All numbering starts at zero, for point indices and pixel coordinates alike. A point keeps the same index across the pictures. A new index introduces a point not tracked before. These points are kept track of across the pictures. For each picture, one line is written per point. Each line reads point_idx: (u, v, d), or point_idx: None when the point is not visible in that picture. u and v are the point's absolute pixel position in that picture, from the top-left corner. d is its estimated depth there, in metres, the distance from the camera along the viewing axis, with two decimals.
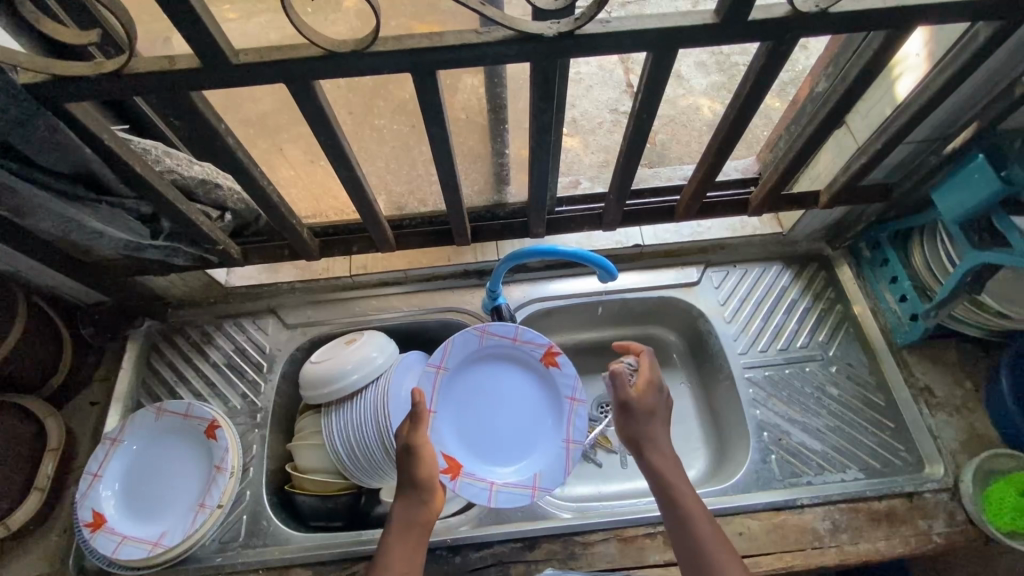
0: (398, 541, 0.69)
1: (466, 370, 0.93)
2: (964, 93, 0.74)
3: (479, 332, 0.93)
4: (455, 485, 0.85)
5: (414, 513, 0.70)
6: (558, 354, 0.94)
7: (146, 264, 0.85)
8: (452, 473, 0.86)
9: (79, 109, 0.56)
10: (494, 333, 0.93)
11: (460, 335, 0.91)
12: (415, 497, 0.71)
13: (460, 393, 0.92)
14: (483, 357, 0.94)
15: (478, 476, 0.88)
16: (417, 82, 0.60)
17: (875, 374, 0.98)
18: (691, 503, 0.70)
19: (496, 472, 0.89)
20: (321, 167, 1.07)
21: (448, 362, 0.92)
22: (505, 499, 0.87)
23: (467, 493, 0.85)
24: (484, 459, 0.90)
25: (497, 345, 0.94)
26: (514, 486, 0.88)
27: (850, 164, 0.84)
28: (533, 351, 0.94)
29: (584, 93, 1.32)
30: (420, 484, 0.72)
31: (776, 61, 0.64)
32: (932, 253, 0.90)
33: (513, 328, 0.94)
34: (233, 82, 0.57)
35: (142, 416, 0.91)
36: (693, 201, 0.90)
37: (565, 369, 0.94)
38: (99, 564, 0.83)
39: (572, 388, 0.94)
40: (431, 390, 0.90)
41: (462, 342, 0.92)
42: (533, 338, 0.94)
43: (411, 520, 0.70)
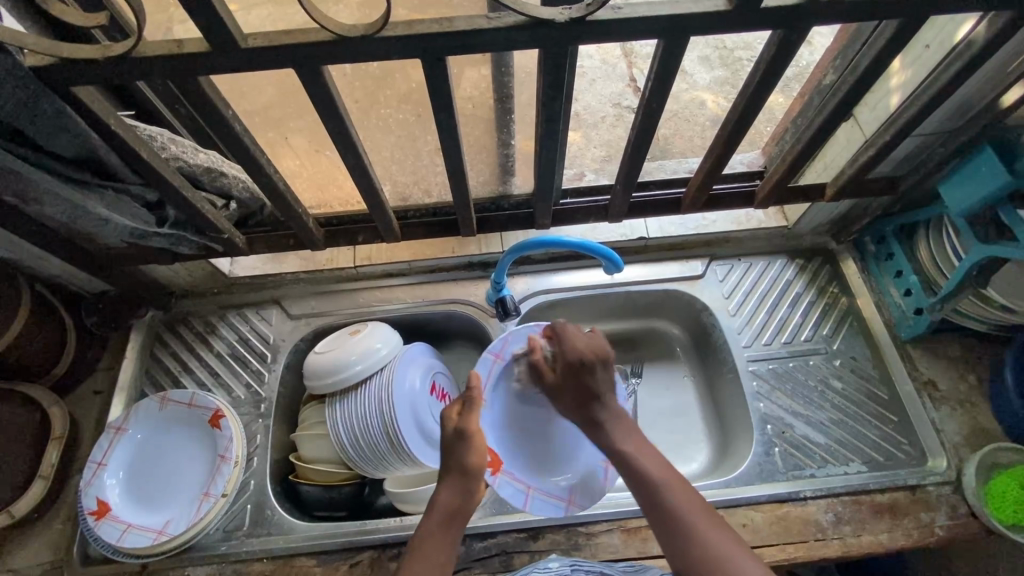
0: (439, 528, 0.67)
1: None
2: (973, 85, 0.73)
3: (542, 330, 0.92)
4: (495, 480, 0.84)
5: (458, 500, 0.68)
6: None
7: (149, 251, 0.84)
8: (494, 469, 0.84)
9: (83, 92, 0.56)
10: None
11: (525, 328, 0.90)
12: (459, 483, 0.70)
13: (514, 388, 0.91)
14: None
15: (515, 476, 0.86)
16: (427, 69, 0.60)
17: (878, 368, 0.98)
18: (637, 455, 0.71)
19: (533, 475, 0.88)
20: (326, 158, 1.07)
21: (507, 353, 0.90)
22: (539, 506, 0.85)
23: (503, 492, 0.84)
24: (524, 460, 0.89)
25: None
26: (549, 495, 0.86)
27: (858, 156, 0.84)
28: None
29: (587, 87, 1.33)
30: (467, 471, 0.70)
31: (788, 51, 0.63)
32: (938, 246, 0.90)
33: None
34: (242, 68, 0.56)
35: (146, 405, 0.91)
36: (699, 193, 0.89)
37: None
38: (104, 551, 0.83)
39: None
40: (486, 378, 0.89)
41: (524, 336, 0.90)
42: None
43: (456, 508, 0.68)
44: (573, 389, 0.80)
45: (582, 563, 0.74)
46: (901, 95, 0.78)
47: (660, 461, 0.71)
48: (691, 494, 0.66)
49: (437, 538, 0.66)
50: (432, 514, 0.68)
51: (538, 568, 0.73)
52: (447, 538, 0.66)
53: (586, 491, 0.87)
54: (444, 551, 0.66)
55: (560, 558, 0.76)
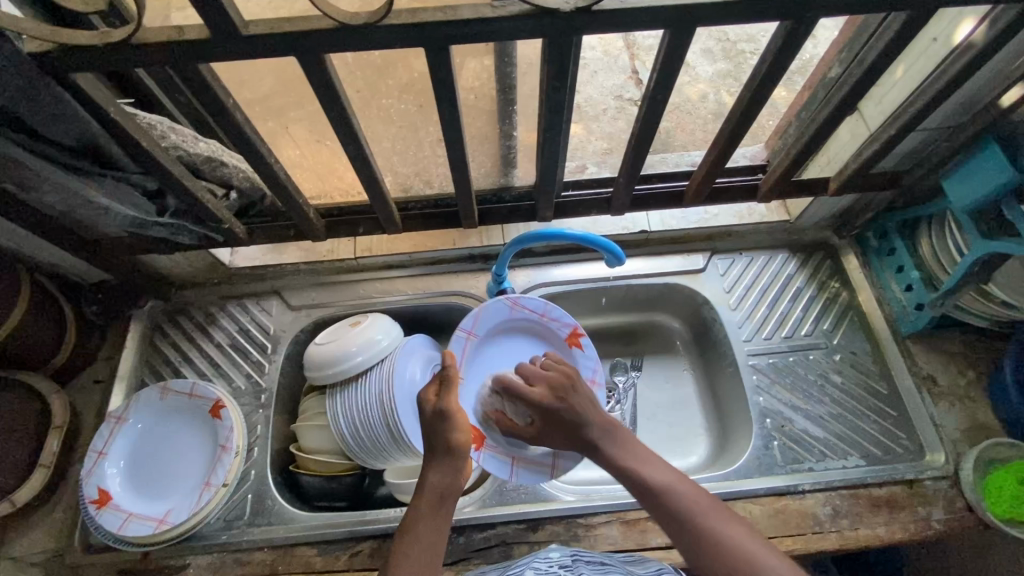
0: (429, 508, 0.67)
1: (494, 339, 0.93)
2: (980, 79, 0.73)
3: (509, 304, 0.93)
4: (479, 457, 0.85)
5: (447, 482, 0.69)
6: (582, 336, 0.95)
7: (150, 241, 0.84)
8: (477, 445, 0.85)
9: (83, 79, 0.55)
10: (524, 306, 0.93)
11: (494, 303, 0.91)
12: (448, 463, 0.70)
13: (487, 362, 0.93)
14: (510, 329, 0.94)
15: (500, 449, 0.87)
16: (430, 58, 0.59)
17: (878, 363, 0.98)
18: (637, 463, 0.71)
19: (519, 446, 0.88)
20: (327, 147, 1.07)
21: (478, 330, 0.91)
22: (524, 476, 0.86)
23: (489, 466, 0.85)
24: (506, 431, 0.89)
25: (525, 321, 0.95)
26: (535, 464, 0.87)
27: (862, 151, 0.83)
28: (558, 329, 0.95)
29: (589, 78, 1.32)
30: (454, 450, 0.70)
31: (795, 42, 0.63)
32: (940, 242, 0.90)
33: (542, 304, 0.94)
34: (244, 55, 0.56)
35: (146, 394, 0.91)
36: (703, 185, 0.89)
37: (587, 351, 0.95)
38: (105, 539, 0.84)
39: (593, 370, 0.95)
40: (460, 356, 0.89)
41: (494, 310, 0.91)
42: (560, 316, 0.94)
43: (445, 490, 0.68)
44: (562, 435, 0.78)
45: (583, 553, 0.74)
46: (907, 88, 0.78)
47: (661, 464, 0.71)
48: (697, 492, 0.67)
49: (427, 519, 0.66)
50: (422, 497, 0.68)
51: (539, 559, 0.73)
52: (437, 519, 0.66)
53: (568, 457, 0.87)
54: (437, 532, 0.66)
55: (562, 549, 0.76)
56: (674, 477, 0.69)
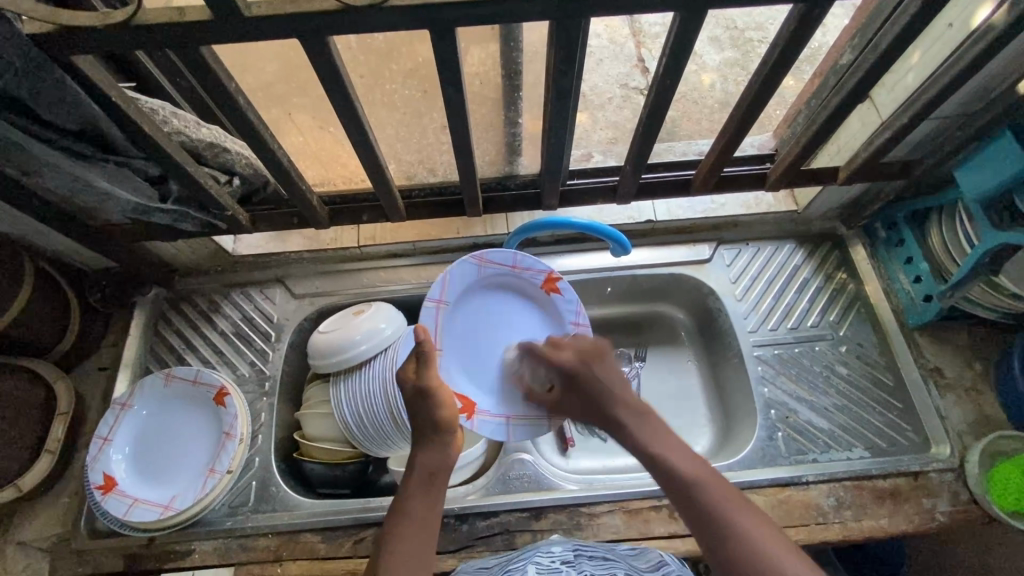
0: (421, 488, 0.66)
1: (466, 301, 0.86)
2: (997, 66, 0.71)
3: (476, 261, 0.84)
4: (472, 424, 0.82)
5: (436, 460, 0.68)
6: (559, 281, 0.89)
7: (154, 228, 0.84)
8: (467, 412, 0.81)
9: (83, 61, 0.54)
10: (492, 260, 0.85)
11: (459, 264, 0.82)
12: (438, 442, 0.69)
13: (461, 327, 0.85)
14: (481, 287, 0.87)
15: (492, 410, 0.84)
16: (435, 41, 0.58)
17: (885, 355, 0.97)
18: (664, 446, 0.68)
19: (510, 405, 0.86)
20: (329, 134, 1.06)
21: (448, 297, 0.83)
22: (522, 433, 0.85)
23: (484, 430, 0.83)
24: (494, 391, 0.86)
25: (498, 274, 0.87)
26: (530, 420, 0.85)
27: (873, 140, 0.82)
28: (533, 278, 0.88)
29: (594, 66, 1.30)
30: (443, 428, 0.69)
31: (808, 26, 0.61)
32: (950, 233, 0.89)
33: (511, 255, 0.86)
34: (245, 37, 0.54)
35: (150, 381, 0.91)
36: (711, 174, 0.87)
37: (567, 294, 0.89)
38: (111, 524, 0.84)
39: (575, 312, 0.90)
40: (434, 327, 0.82)
41: (460, 273, 0.83)
42: (534, 265, 0.87)
43: (435, 468, 0.67)
44: (581, 404, 0.79)
45: (584, 546, 0.72)
46: (922, 74, 0.76)
47: (687, 453, 0.67)
48: (722, 485, 0.62)
49: (419, 497, 0.66)
50: (412, 477, 0.67)
51: (540, 552, 0.70)
52: (429, 496, 0.66)
53: None
54: (431, 509, 0.65)
55: (564, 543, 0.73)
56: (698, 466, 0.65)
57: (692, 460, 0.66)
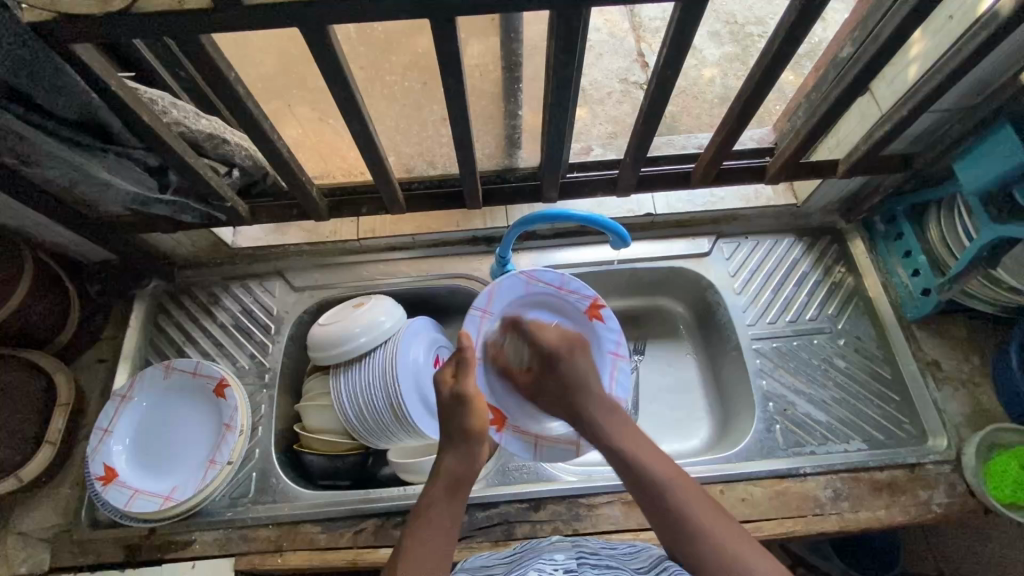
0: (444, 494, 0.68)
1: (510, 315, 0.88)
2: (998, 58, 0.71)
3: (525, 278, 0.88)
4: (500, 437, 0.86)
5: (461, 467, 0.70)
6: (602, 308, 0.91)
7: (153, 219, 0.84)
8: (498, 425, 0.85)
9: (82, 50, 0.54)
10: (541, 279, 0.88)
11: (508, 278, 0.86)
12: (462, 450, 0.72)
13: (504, 342, 0.88)
14: (528, 304, 0.89)
15: (520, 428, 0.87)
16: (436, 31, 0.58)
17: (883, 348, 0.98)
18: (635, 447, 0.72)
19: (539, 424, 0.88)
20: (329, 126, 1.06)
21: (493, 307, 0.86)
22: (549, 454, 0.87)
23: (511, 447, 0.86)
24: (526, 410, 0.88)
25: (545, 294, 0.90)
26: (557, 440, 0.87)
27: (873, 133, 0.82)
28: (578, 302, 0.91)
29: (594, 61, 1.30)
30: (470, 435, 0.72)
31: (808, 17, 0.61)
32: (948, 227, 0.89)
33: (559, 276, 0.89)
34: (244, 25, 0.54)
35: (150, 373, 0.91)
36: (711, 166, 0.87)
37: (609, 322, 0.92)
38: (112, 515, 0.85)
39: (615, 343, 0.92)
40: (476, 336, 0.85)
41: (508, 286, 0.86)
42: (580, 289, 0.90)
43: (459, 475, 0.70)
44: (556, 390, 0.83)
45: (587, 553, 0.69)
46: (923, 66, 0.76)
47: (660, 455, 0.71)
48: (690, 486, 0.67)
49: (442, 503, 0.67)
50: (436, 483, 0.69)
51: (542, 559, 0.67)
52: (451, 502, 0.67)
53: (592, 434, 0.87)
54: (451, 516, 0.66)
55: (566, 549, 0.70)
56: (668, 469, 0.69)
57: (663, 462, 0.70)
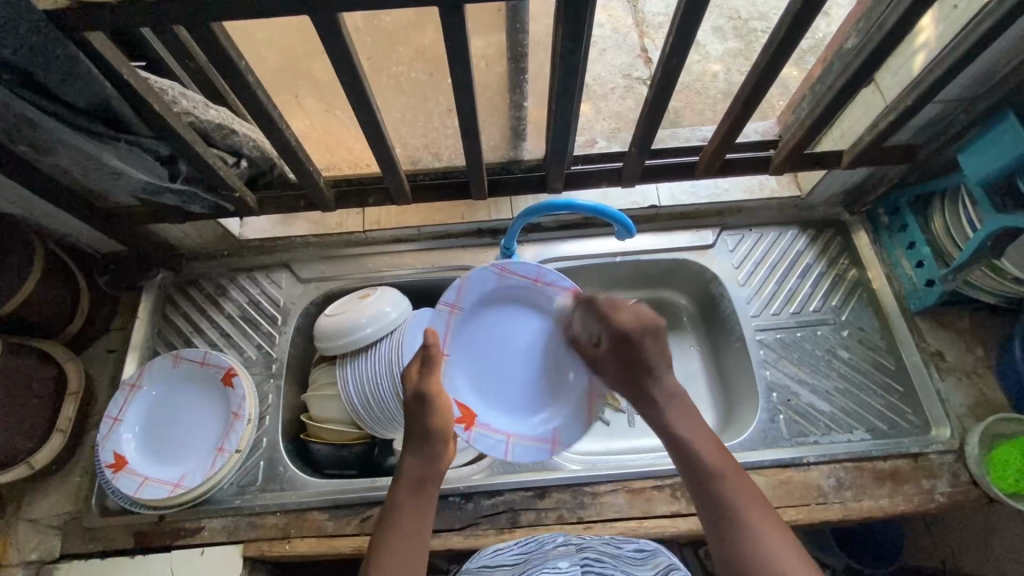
0: (410, 496, 0.69)
1: (480, 310, 0.93)
2: (1003, 46, 0.71)
3: (497, 271, 0.91)
4: (470, 435, 0.87)
5: (425, 467, 0.71)
6: None
7: (162, 209, 0.84)
8: (466, 424, 0.87)
9: (96, 38, 0.55)
10: (514, 272, 0.91)
11: (479, 272, 0.90)
12: (425, 448, 0.72)
13: (473, 336, 0.92)
14: (499, 299, 0.93)
15: (491, 427, 0.89)
16: (444, 18, 0.59)
17: (886, 339, 0.98)
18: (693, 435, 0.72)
19: (512, 423, 0.91)
20: (334, 120, 1.07)
21: (462, 302, 0.90)
22: (521, 453, 0.89)
23: (481, 445, 0.87)
24: (498, 409, 0.91)
25: (516, 289, 0.93)
26: (529, 440, 0.89)
27: (877, 123, 0.82)
28: (555, 295, 0.92)
29: (598, 56, 1.30)
30: (432, 436, 0.72)
31: (813, 7, 0.61)
32: (952, 217, 0.89)
33: (534, 269, 0.91)
34: (255, 13, 0.55)
35: (159, 363, 0.93)
36: (715, 157, 0.87)
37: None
38: (121, 502, 0.86)
39: None
40: (444, 330, 0.89)
41: (479, 279, 0.90)
42: (555, 281, 0.91)
43: (424, 475, 0.70)
44: (624, 370, 0.80)
45: (592, 559, 0.68)
46: (926, 56, 0.76)
47: (716, 447, 0.71)
48: (745, 485, 0.67)
49: (410, 507, 0.68)
50: (401, 484, 0.70)
51: (547, 567, 0.66)
52: (420, 503, 0.69)
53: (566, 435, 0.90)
54: (421, 517, 0.68)
55: (571, 555, 0.69)
56: (722, 460, 0.69)
57: (718, 453, 0.70)
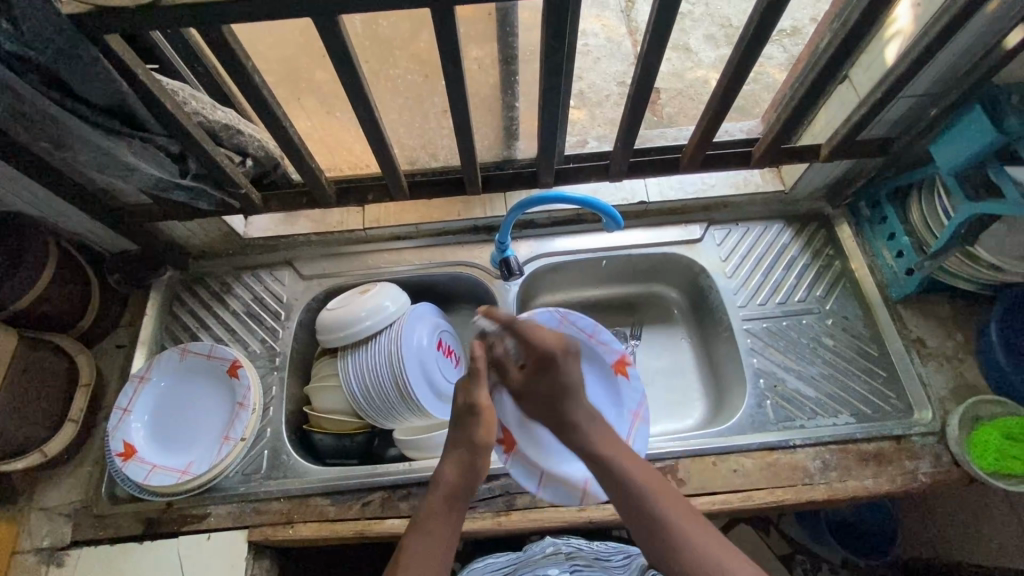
0: (442, 507, 0.69)
1: None
2: (965, 42, 0.75)
3: (559, 317, 0.95)
4: (505, 460, 0.88)
5: (461, 479, 0.71)
6: (629, 364, 0.95)
7: (171, 206, 0.89)
8: (505, 448, 0.88)
9: (116, 42, 0.59)
10: (574, 321, 0.95)
11: (541, 314, 0.95)
12: (464, 462, 0.72)
13: None
14: None
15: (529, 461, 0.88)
16: (436, 20, 0.63)
17: (870, 327, 1.01)
18: (613, 450, 0.75)
19: (551, 463, 0.89)
20: (336, 125, 1.11)
21: None
22: (551, 491, 0.87)
23: (515, 473, 0.87)
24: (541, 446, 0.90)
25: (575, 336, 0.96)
26: (564, 480, 0.87)
27: (851, 117, 0.86)
28: (606, 354, 0.95)
29: (592, 65, 1.35)
30: (475, 446, 0.72)
31: (778, 7, 0.66)
32: (929, 207, 0.92)
33: (592, 324, 0.95)
34: (261, 15, 0.59)
35: (167, 356, 0.96)
36: (697, 151, 0.92)
37: (635, 381, 0.94)
38: (130, 490, 0.89)
39: (638, 402, 0.93)
40: None
41: (540, 321, 0.95)
42: (609, 340, 0.95)
43: (458, 487, 0.70)
44: (543, 398, 0.80)
45: (581, 566, 0.75)
46: (895, 51, 0.80)
47: (635, 460, 0.74)
48: (668, 492, 0.70)
49: (439, 518, 0.68)
50: (435, 494, 0.70)
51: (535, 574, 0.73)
52: (450, 517, 0.68)
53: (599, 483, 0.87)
54: (448, 530, 0.67)
55: (560, 563, 0.75)
56: (644, 475, 0.72)
57: (639, 468, 0.73)
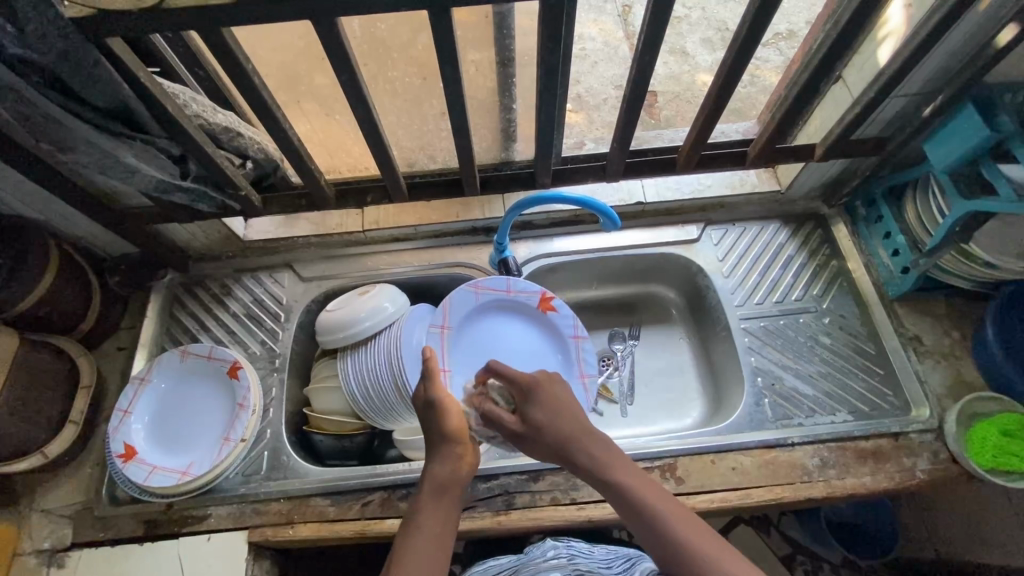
0: (434, 497, 0.67)
1: (467, 326, 1.00)
2: (956, 42, 0.76)
3: (473, 289, 1.00)
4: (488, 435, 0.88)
5: (449, 471, 0.69)
6: (553, 300, 1.02)
7: (172, 209, 0.89)
8: None
9: (117, 45, 0.60)
10: (487, 286, 1.00)
11: (457, 294, 0.98)
12: (448, 452, 0.71)
13: (467, 345, 0.99)
14: (480, 312, 1.01)
15: None
16: (433, 21, 0.64)
17: (866, 325, 1.02)
18: (618, 470, 0.68)
19: None
20: (335, 130, 1.12)
21: (450, 321, 0.98)
22: None
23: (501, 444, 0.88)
24: None
25: (492, 298, 1.01)
26: None
27: (845, 117, 0.87)
28: (528, 299, 1.01)
29: (589, 69, 1.36)
30: (451, 436, 0.71)
31: (769, 10, 0.67)
32: (923, 206, 0.93)
33: (505, 279, 1.00)
34: (261, 18, 0.60)
35: (167, 357, 0.97)
36: (692, 153, 0.93)
37: (562, 312, 1.02)
38: (130, 491, 0.89)
39: (572, 327, 1.02)
40: (442, 348, 0.97)
41: (459, 300, 0.98)
42: (526, 288, 1.01)
43: (446, 478, 0.68)
44: (543, 441, 0.74)
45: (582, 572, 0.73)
46: (887, 52, 0.81)
47: (644, 480, 0.67)
48: (682, 512, 0.63)
49: (431, 507, 0.66)
50: (424, 488, 0.68)
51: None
52: (445, 507, 0.66)
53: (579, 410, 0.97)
54: (443, 520, 0.65)
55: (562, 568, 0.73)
56: (654, 495, 0.65)
57: (646, 486, 0.66)
